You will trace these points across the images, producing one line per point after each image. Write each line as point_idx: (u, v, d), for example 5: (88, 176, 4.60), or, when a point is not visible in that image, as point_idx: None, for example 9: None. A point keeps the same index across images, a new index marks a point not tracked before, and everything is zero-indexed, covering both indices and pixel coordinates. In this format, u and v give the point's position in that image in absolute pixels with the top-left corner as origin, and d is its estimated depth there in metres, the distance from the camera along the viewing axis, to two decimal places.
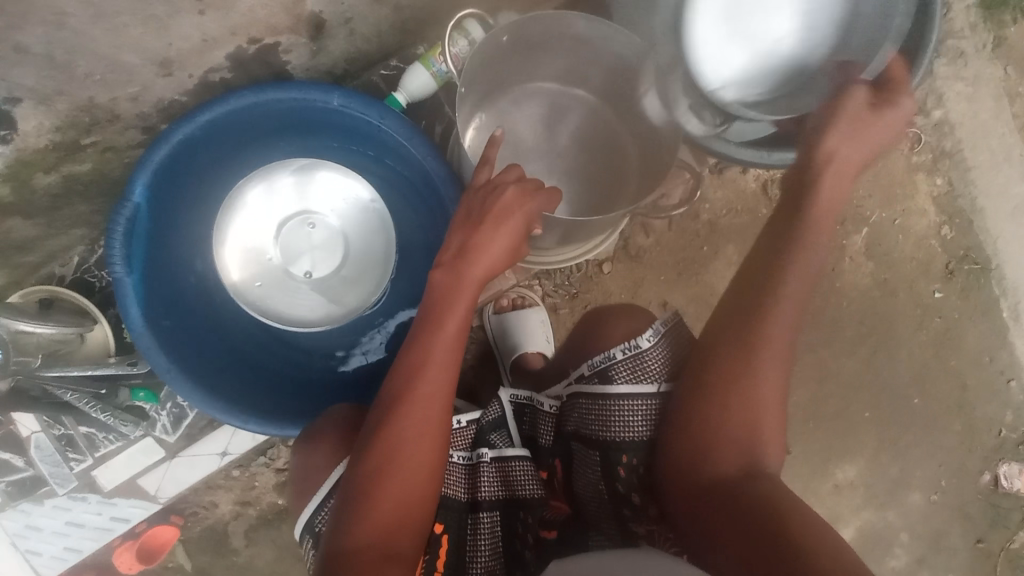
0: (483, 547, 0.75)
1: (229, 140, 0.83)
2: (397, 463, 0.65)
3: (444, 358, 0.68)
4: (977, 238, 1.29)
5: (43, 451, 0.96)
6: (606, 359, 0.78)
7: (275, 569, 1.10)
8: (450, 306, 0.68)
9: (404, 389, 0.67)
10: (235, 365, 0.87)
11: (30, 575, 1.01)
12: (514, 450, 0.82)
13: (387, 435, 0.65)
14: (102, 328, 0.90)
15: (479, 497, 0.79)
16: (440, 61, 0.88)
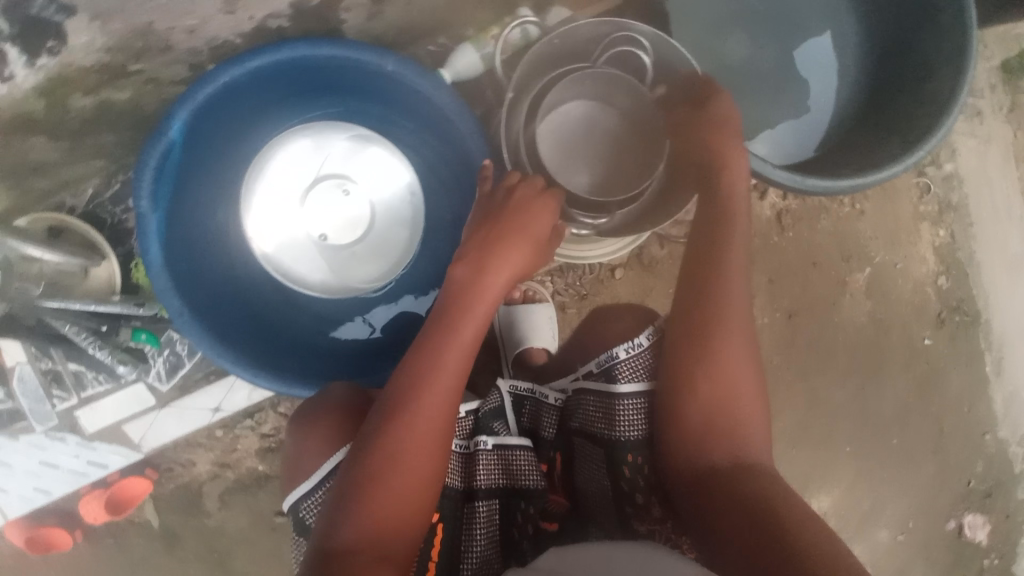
0: (479, 535, 0.75)
1: (254, 104, 0.82)
2: (399, 464, 0.65)
3: (459, 359, 0.69)
4: (970, 291, 1.34)
5: (25, 384, 0.92)
6: (610, 358, 0.79)
7: (248, 535, 1.11)
8: (467, 309, 0.71)
9: (410, 387, 0.68)
10: (246, 321, 0.85)
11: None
12: (516, 439, 0.81)
13: (392, 435, 0.66)
14: (109, 265, 0.87)
15: (475, 486, 0.78)
16: (490, 42, 0.90)
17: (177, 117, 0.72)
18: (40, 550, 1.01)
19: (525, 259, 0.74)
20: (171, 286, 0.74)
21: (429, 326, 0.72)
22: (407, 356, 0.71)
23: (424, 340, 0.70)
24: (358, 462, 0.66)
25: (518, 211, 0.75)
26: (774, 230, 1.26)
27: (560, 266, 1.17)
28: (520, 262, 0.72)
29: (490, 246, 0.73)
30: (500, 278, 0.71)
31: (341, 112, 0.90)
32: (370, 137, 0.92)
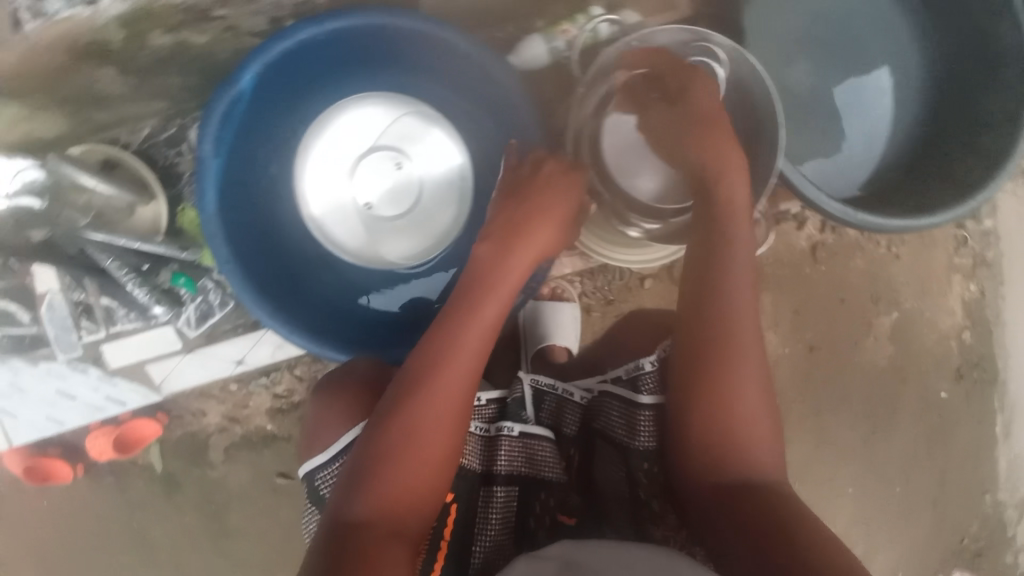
0: (495, 518, 0.75)
1: (311, 70, 0.82)
2: (416, 442, 0.65)
3: (480, 341, 0.69)
4: (992, 349, 1.33)
5: (54, 311, 0.91)
6: (637, 368, 0.83)
7: (247, 491, 1.15)
8: (490, 292, 0.71)
9: (431, 364, 0.68)
10: (284, 277, 0.84)
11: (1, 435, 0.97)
12: (539, 429, 0.81)
13: (409, 413, 0.66)
14: (156, 206, 0.86)
15: (494, 470, 0.79)
16: (559, 36, 0.91)
17: (245, 74, 0.72)
18: (39, 480, 0.98)
19: (547, 244, 0.75)
20: (221, 234, 0.74)
21: (449, 307, 0.72)
22: (426, 335, 0.71)
23: (443, 320, 0.71)
24: (374, 438, 0.66)
25: (543, 194, 0.76)
26: (807, 262, 1.25)
27: (591, 268, 1.17)
28: (544, 244, 0.73)
29: (514, 233, 0.73)
30: (524, 260, 0.72)
31: (395, 82, 0.90)
32: (429, 113, 0.92)
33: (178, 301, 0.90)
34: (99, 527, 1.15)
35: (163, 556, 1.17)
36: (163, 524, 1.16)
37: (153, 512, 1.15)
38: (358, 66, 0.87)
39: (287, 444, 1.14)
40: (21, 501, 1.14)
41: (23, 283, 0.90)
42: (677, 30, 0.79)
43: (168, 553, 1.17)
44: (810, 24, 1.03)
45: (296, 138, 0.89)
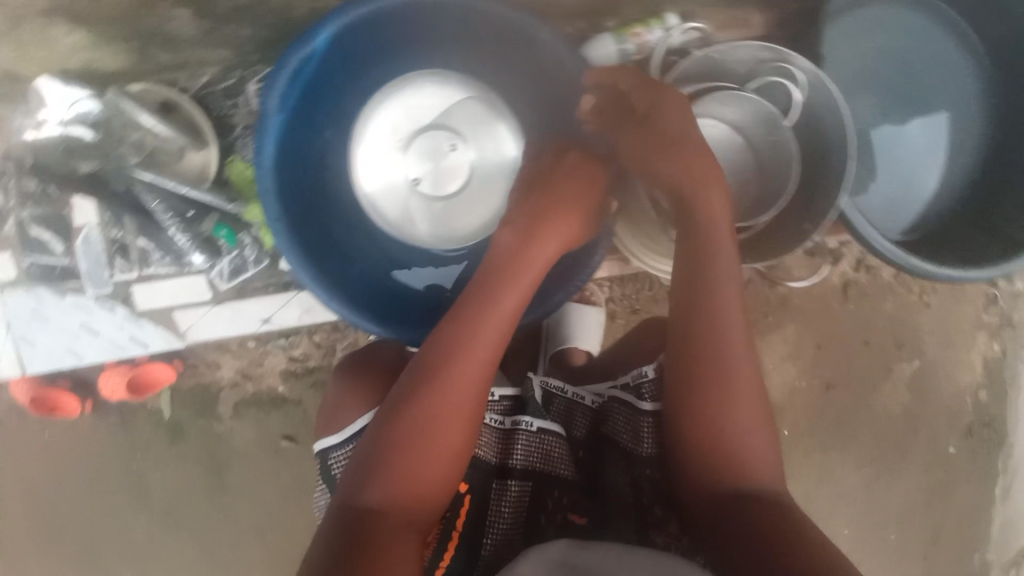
0: (507, 511, 0.75)
1: (380, 39, 0.81)
2: (431, 430, 0.64)
3: (497, 330, 0.69)
4: (1004, 411, 1.32)
5: (88, 245, 0.90)
6: (638, 376, 0.85)
7: (250, 449, 1.14)
8: (509, 280, 0.71)
9: (449, 351, 0.68)
10: (325, 241, 0.82)
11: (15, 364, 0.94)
12: (551, 425, 0.81)
13: (425, 401, 0.65)
14: (207, 153, 0.85)
15: (509, 463, 0.78)
16: (631, 39, 0.89)
17: (320, 34, 0.71)
18: (43, 411, 0.94)
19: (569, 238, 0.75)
20: (274, 191, 0.73)
21: (466, 295, 0.71)
22: (441, 324, 0.71)
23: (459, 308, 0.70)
24: (387, 425, 0.65)
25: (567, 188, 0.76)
26: (836, 298, 1.25)
27: (621, 276, 1.16)
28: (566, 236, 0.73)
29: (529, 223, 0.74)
30: (547, 249, 0.73)
31: (456, 59, 0.89)
32: (490, 97, 0.92)
33: (217, 253, 0.90)
34: (95, 468, 1.14)
35: (156, 505, 1.15)
36: (161, 473, 1.15)
37: (154, 459, 1.14)
38: (415, 42, 0.86)
39: (296, 408, 1.13)
40: (19, 433, 1.12)
41: (61, 213, 0.89)
42: (758, 48, 0.73)
43: (161, 502, 1.15)
44: (879, 61, 1.01)
45: (353, 108, 0.89)
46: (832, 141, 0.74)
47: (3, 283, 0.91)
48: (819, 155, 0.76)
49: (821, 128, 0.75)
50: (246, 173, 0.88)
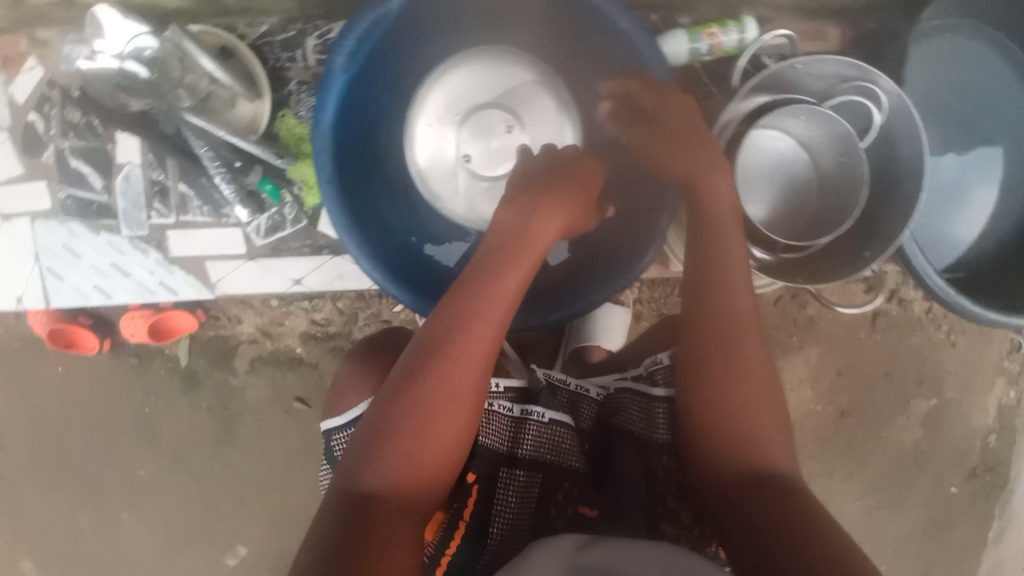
0: (513, 503, 0.70)
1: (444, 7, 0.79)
2: (431, 413, 0.62)
3: (501, 315, 0.66)
4: (1010, 456, 1.30)
5: (129, 185, 0.88)
6: (654, 363, 0.81)
7: (262, 406, 1.14)
8: (513, 262, 0.68)
9: (450, 331, 0.64)
10: (361, 201, 0.77)
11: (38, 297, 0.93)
12: (560, 415, 0.76)
13: (425, 386, 0.62)
14: (259, 105, 0.83)
15: (517, 452, 0.74)
16: (704, 38, 0.85)
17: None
18: (60, 345, 0.92)
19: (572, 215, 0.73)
20: (329, 151, 0.71)
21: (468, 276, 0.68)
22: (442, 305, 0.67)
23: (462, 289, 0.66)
24: (386, 409, 0.62)
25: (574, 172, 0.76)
26: (863, 326, 1.23)
27: (653, 278, 1.13)
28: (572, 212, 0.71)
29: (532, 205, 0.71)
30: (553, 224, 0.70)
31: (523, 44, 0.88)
32: (548, 85, 0.91)
33: (261, 207, 0.87)
34: (109, 406, 1.13)
35: (165, 450, 1.15)
36: (174, 418, 1.14)
37: (168, 405, 1.14)
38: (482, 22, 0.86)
39: (312, 371, 1.13)
40: (36, 363, 1.11)
41: (106, 148, 0.87)
42: (840, 62, 0.70)
43: (171, 448, 1.15)
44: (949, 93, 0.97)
45: (412, 76, 0.86)
46: (902, 169, 0.72)
47: (39, 212, 0.90)
48: (886, 180, 0.75)
49: (894, 156, 0.74)
50: (297, 129, 0.85)
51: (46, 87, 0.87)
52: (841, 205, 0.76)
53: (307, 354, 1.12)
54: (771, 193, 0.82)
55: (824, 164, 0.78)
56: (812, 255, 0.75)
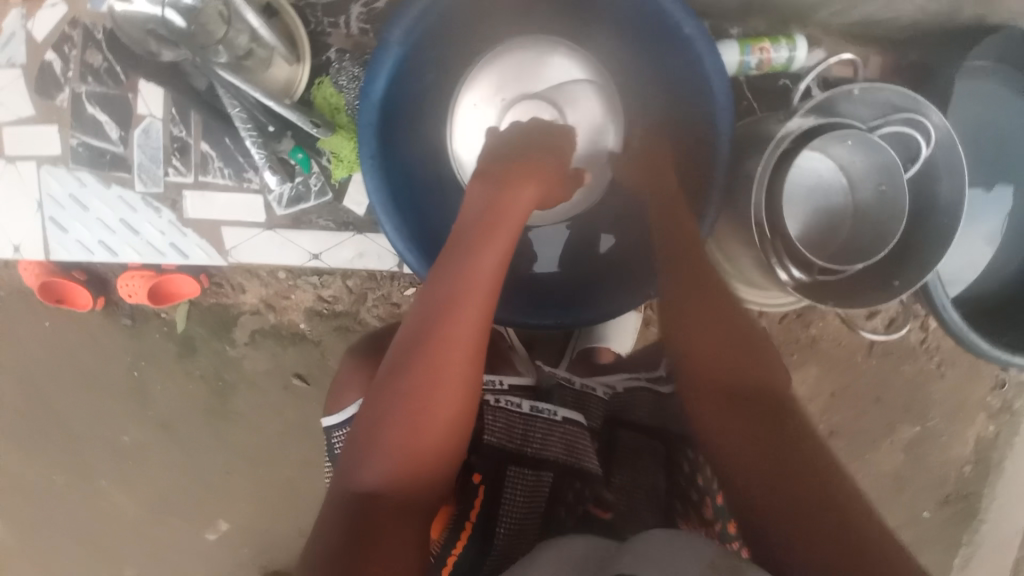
0: (521, 500, 0.65)
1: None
2: (426, 400, 0.52)
3: (488, 284, 0.58)
4: (982, 488, 1.33)
5: (148, 139, 0.85)
6: None
7: (262, 378, 1.06)
8: (495, 229, 0.62)
9: (440, 307, 0.56)
10: (395, 175, 0.74)
11: (40, 243, 0.90)
12: (572, 414, 0.73)
13: (410, 369, 0.53)
14: (296, 70, 0.79)
15: (526, 450, 0.68)
16: (756, 53, 0.85)
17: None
18: (52, 300, 0.91)
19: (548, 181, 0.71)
20: (374, 126, 0.69)
21: (449, 250, 0.61)
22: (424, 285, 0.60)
23: (442, 263, 0.59)
24: (371, 402, 0.54)
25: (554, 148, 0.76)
26: (861, 351, 1.24)
27: None
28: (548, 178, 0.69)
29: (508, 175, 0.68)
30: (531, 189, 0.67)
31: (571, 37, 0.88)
32: (592, 76, 0.89)
33: (290, 176, 0.84)
34: (97, 367, 1.08)
35: (153, 416, 1.10)
36: (166, 386, 1.09)
37: (158, 370, 1.08)
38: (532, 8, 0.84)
39: (314, 348, 1.03)
40: (24, 314, 1.06)
41: (125, 97, 0.84)
42: (894, 92, 0.70)
43: (159, 414, 1.10)
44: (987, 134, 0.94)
45: (457, 57, 0.83)
46: (939, 203, 0.74)
47: (48, 157, 0.87)
48: (922, 211, 0.76)
49: (931, 189, 0.75)
50: (333, 98, 0.82)
51: (68, 27, 0.83)
52: (877, 234, 0.77)
53: (310, 331, 1.02)
54: (809, 213, 0.83)
55: (863, 191, 0.79)
56: (848, 278, 0.76)
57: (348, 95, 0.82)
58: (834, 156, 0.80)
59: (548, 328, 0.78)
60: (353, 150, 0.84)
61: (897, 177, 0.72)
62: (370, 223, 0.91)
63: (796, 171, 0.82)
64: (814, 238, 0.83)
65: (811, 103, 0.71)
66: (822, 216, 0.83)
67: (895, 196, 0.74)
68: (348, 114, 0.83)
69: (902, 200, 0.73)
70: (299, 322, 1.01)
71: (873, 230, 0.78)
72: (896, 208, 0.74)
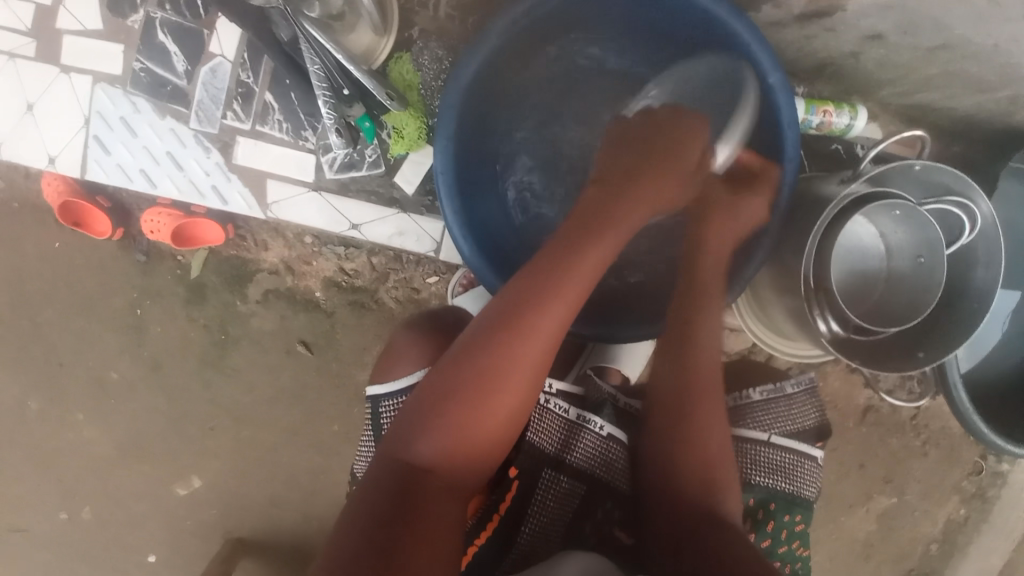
0: (549, 508, 0.67)
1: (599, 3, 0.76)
2: (493, 391, 0.54)
3: (570, 298, 0.59)
4: (944, 567, 1.29)
5: (213, 78, 0.85)
6: (742, 397, 0.88)
7: (265, 339, 1.03)
8: (587, 245, 0.63)
9: (526, 304, 0.57)
10: (464, 164, 0.75)
11: (78, 158, 0.88)
12: (619, 432, 0.73)
13: (484, 359, 0.55)
14: (379, 40, 0.80)
15: (566, 458, 0.70)
16: (819, 113, 0.88)
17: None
18: (70, 222, 0.88)
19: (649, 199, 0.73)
20: (455, 110, 0.69)
21: (540, 255, 0.62)
22: (512, 280, 0.61)
23: (533, 265, 0.61)
24: (438, 379, 0.55)
25: (663, 156, 0.75)
26: (851, 418, 1.22)
27: None
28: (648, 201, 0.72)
29: (607, 197, 0.70)
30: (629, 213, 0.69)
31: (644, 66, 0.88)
32: None
33: (353, 142, 0.83)
34: (97, 294, 1.04)
35: (147, 356, 1.06)
36: (165, 328, 1.05)
37: (163, 310, 1.04)
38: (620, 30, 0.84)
39: (326, 319, 1.01)
40: (35, 227, 1.02)
41: (199, 33, 0.84)
42: (952, 175, 0.73)
43: (154, 355, 1.06)
44: None
45: (539, 63, 0.84)
46: (971, 287, 0.77)
47: (106, 75, 0.85)
48: (957, 290, 0.78)
49: (966, 273, 0.78)
50: (408, 75, 0.82)
51: None
52: (911, 307, 0.80)
53: (324, 301, 0.99)
54: (847, 274, 0.85)
55: (901, 263, 0.82)
56: (880, 341, 0.78)
57: (426, 74, 0.83)
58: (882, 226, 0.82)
59: (583, 339, 0.77)
60: (418, 130, 0.84)
61: (938, 256, 0.75)
62: (416, 203, 0.90)
63: (846, 233, 0.84)
64: (849, 298, 0.85)
65: (875, 171, 0.73)
66: (860, 279, 0.85)
67: (932, 275, 0.76)
68: (420, 93, 0.83)
69: (939, 278, 0.75)
70: (315, 290, 0.99)
71: (906, 302, 0.81)
72: (931, 285, 0.77)
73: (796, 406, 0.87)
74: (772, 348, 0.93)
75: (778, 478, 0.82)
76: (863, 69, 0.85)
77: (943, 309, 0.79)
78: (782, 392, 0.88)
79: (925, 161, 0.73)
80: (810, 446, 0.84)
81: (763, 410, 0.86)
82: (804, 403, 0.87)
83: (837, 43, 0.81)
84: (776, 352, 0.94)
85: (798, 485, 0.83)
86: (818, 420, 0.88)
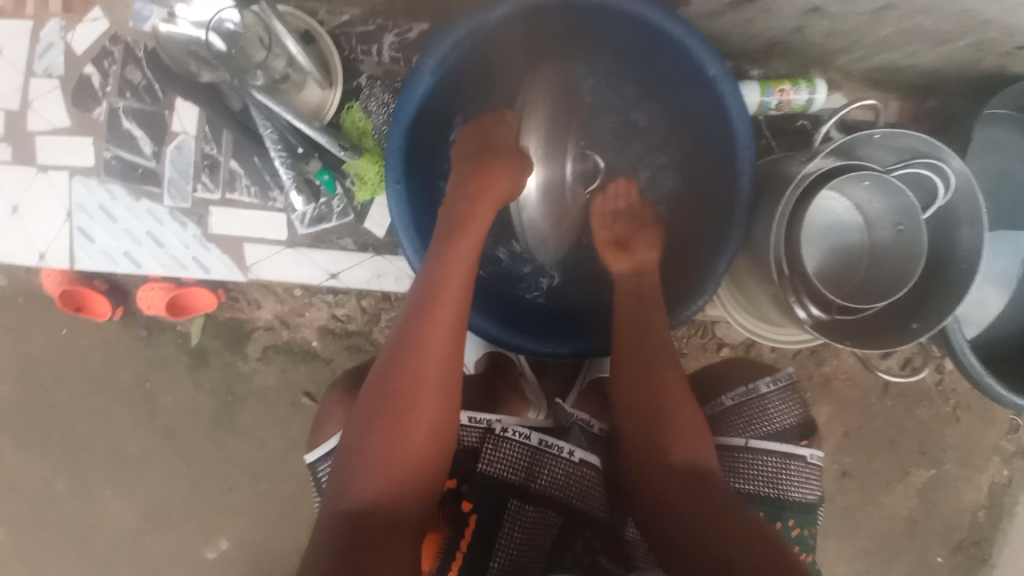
0: (519, 540, 0.65)
1: (530, 26, 0.77)
2: (402, 419, 0.57)
3: (455, 305, 0.63)
4: (1000, 536, 1.21)
5: (180, 155, 0.90)
6: (717, 405, 0.86)
7: (267, 394, 1.05)
8: (454, 251, 0.66)
9: (411, 330, 0.61)
10: (418, 198, 0.76)
11: (64, 249, 0.92)
12: (589, 456, 0.72)
13: (388, 391, 0.58)
14: (326, 95, 0.83)
15: (531, 484, 0.69)
16: (776, 94, 0.86)
17: (499, 9, 0.69)
18: (71, 307, 0.90)
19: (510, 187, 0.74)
20: (400, 150, 0.70)
21: (423, 273, 0.65)
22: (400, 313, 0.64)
23: (414, 293, 0.64)
24: (353, 424, 0.58)
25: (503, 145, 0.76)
26: (874, 392, 1.17)
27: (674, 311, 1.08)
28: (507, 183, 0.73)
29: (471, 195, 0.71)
30: (486, 203, 0.71)
31: (591, 78, 0.89)
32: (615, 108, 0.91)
33: (315, 196, 0.88)
34: (106, 372, 1.08)
35: (159, 425, 1.09)
36: (173, 395, 1.08)
37: (167, 379, 1.07)
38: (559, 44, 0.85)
39: (324, 366, 1.01)
40: (42, 318, 1.07)
41: (161, 114, 0.89)
42: (917, 138, 0.70)
43: (165, 424, 1.09)
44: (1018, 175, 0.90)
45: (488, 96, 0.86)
46: (959, 249, 0.74)
47: (79, 167, 0.90)
48: (943, 254, 0.76)
49: (951, 236, 0.75)
50: (361, 122, 0.84)
51: (110, 43, 0.88)
52: (897, 278, 0.77)
53: (322, 349, 1.00)
54: (827, 250, 0.83)
55: (881, 232, 0.79)
56: (865, 319, 0.76)
57: (376, 119, 0.86)
58: (857, 196, 0.80)
59: (559, 357, 0.78)
60: (379, 173, 0.85)
61: (916, 221, 0.72)
62: (388, 244, 0.93)
63: (819, 209, 0.83)
64: (831, 275, 0.84)
65: (838, 142, 0.71)
66: (842, 255, 0.83)
67: (914, 241, 0.74)
68: (374, 139, 0.86)
69: (921, 244, 0.73)
70: (311, 339, 1.00)
71: (892, 272, 0.78)
72: (914, 253, 0.74)
73: (771, 406, 0.84)
74: (767, 339, 0.91)
75: (768, 485, 0.79)
76: (809, 43, 0.84)
77: (933, 274, 0.76)
78: (756, 393, 0.85)
79: (891, 128, 0.70)
80: (795, 445, 0.81)
81: (738, 415, 0.84)
82: (785, 400, 0.84)
83: (776, 21, 0.80)
84: (773, 340, 0.92)
85: (789, 487, 0.80)
86: (800, 416, 0.85)
